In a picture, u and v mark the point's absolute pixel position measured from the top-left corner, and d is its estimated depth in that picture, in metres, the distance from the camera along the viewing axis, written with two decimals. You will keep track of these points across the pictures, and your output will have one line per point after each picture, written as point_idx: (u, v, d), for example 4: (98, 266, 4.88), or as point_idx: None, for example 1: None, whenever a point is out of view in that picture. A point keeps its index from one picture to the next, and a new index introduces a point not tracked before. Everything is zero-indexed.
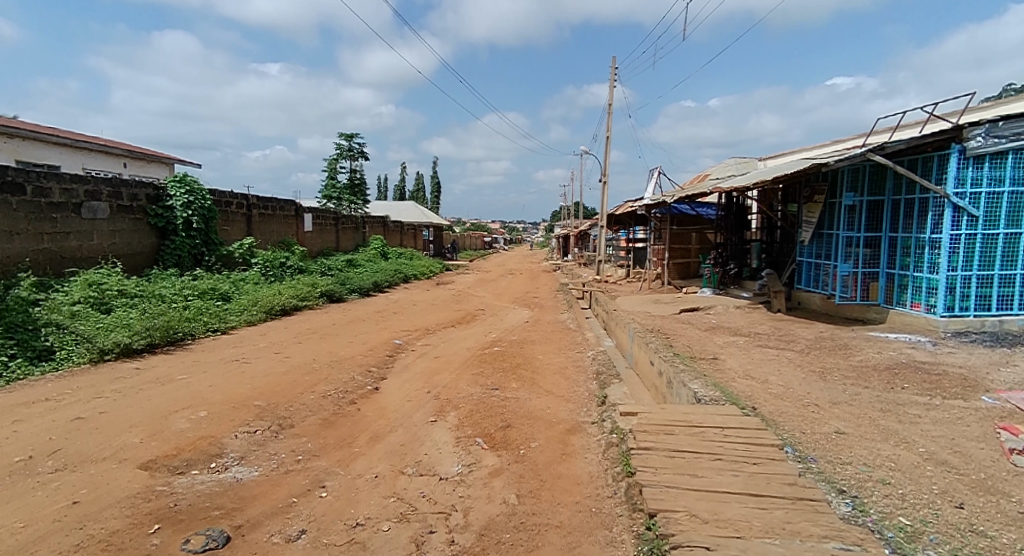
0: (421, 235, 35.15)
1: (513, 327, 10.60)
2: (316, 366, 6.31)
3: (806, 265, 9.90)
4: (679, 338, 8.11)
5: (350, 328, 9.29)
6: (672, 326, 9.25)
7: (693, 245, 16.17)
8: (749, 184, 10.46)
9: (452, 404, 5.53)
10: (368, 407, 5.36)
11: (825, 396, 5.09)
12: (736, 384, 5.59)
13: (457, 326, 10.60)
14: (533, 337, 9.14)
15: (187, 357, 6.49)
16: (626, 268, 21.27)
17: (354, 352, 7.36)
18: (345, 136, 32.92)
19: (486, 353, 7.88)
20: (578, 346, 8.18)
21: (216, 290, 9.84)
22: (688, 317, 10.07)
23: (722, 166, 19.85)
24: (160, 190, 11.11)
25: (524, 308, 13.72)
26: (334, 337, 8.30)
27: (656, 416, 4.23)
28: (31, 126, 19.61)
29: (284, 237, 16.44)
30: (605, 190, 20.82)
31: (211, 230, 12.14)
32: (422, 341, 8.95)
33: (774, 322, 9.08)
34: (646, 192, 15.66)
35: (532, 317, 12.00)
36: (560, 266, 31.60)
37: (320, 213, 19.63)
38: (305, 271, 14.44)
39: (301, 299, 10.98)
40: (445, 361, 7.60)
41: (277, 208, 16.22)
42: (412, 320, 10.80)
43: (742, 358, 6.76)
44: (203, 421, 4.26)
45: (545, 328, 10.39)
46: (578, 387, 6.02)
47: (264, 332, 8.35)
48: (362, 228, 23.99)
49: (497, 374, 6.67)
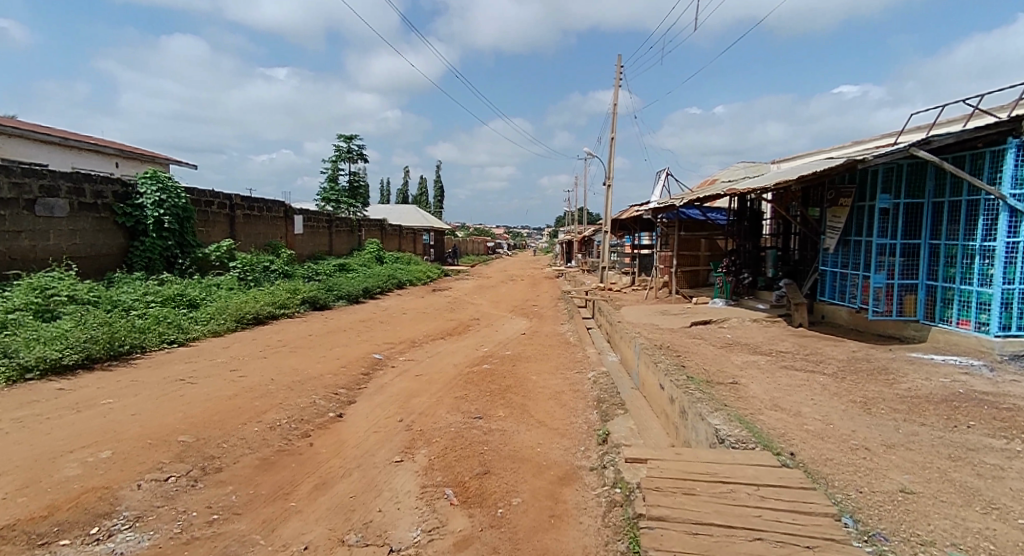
0: (421, 239, 34.41)
1: (508, 340, 9.72)
2: (271, 388, 5.45)
3: (831, 275, 9.01)
4: (692, 356, 7.21)
5: (327, 340, 8.43)
6: (683, 342, 8.34)
7: (703, 252, 15.30)
8: (766, 186, 9.56)
9: (425, 438, 4.65)
10: (325, 441, 4.49)
11: (876, 438, 4.18)
12: (764, 419, 4.68)
13: (447, 338, 9.72)
14: (528, 352, 8.25)
15: (126, 376, 5.63)
16: (631, 276, 20.36)
17: (324, 369, 6.50)
18: (345, 138, 32.30)
19: (474, 371, 7.00)
20: (578, 364, 7.30)
21: (183, 296, 9.03)
22: (700, 331, 9.16)
23: (732, 170, 19.03)
24: (129, 187, 10.34)
25: (522, 318, 12.82)
26: (305, 351, 7.43)
27: (673, 468, 3.35)
28: (20, 125, 18.97)
29: (271, 240, 15.64)
30: (610, 194, 19.98)
31: (186, 232, 11.35)
32: (405, 355, 8.10)
33: (796, 339, 8.15)
34: (653, 195, 14.79)
35: (530, 329, 11.09)
36: (563, 272, 30.78)
37: (313, 216, 18.86)
38: (290, 276, 13.61)
39: (278, 306, 10.13)
40: (427, 380, 6.73)
41: (264, 208, 15.44)
42: (399, 330, 9.94)
43: (767, 384, 5.86)
44: (100, 466, 3.40)
45: (543, 341, 9.49)
46: (575, 418, 5.12)
47: (227, 344, 7.49)
48: (358, 231, 23.19)
49: (483, 398, 5.79)
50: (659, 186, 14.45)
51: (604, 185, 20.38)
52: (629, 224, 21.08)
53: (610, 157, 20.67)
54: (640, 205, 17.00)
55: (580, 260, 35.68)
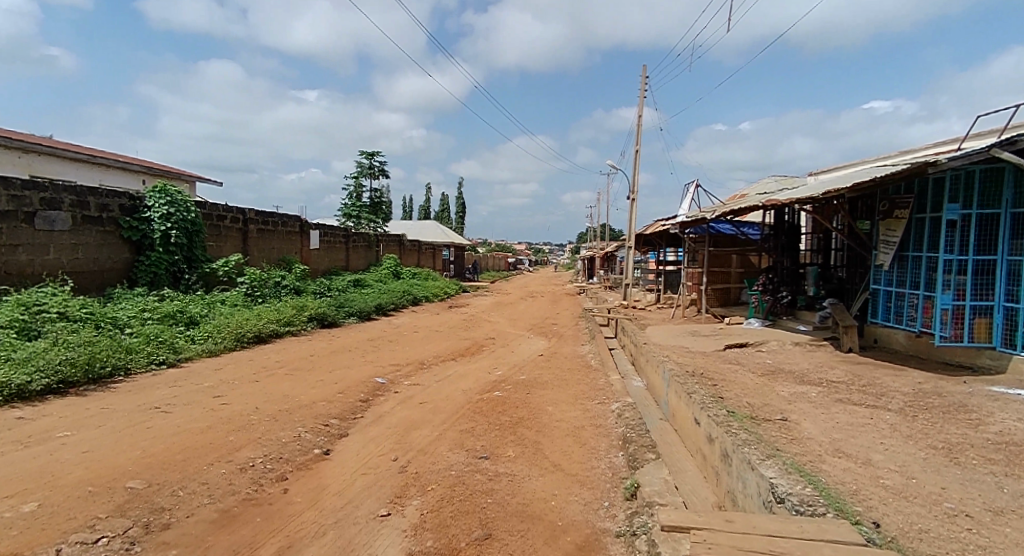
0: (441, 255, 34.05)
1: (524, 363, 8.99)
2: (252, 418, 4.84)
3: (884, 295, 8.11)
4: (730, 385, 6.38)
5: (329, 361, 7.84)
6: (717, 368, 7.49)
7: (734, 268, 14.40)
8: (808, 196, 8.74)
9: (421, 485, 3.96)
10: (303, 486, 3.85)
11: (977, 502, 3.34)
12: (827, 469, 3.86)
13: (459, 359, 9.05)
14: (546, 377, 7.51)
15: (98, 402, 5.10)
16: (656, 293, 19.45)
17: (317, 396, 5.88)
18: (367, 154, 32.38)
19: (484, 400, 6.30)
20: (600, 393, 6.54)
21: (183, 314, 8.59)
22: (736, 356, 8.29)
23: (762, 184, 18.16)
24: (137, 200, 10.08)
25: (540, 338, 12.08)
26: (302, 374, 6.83)
27: (727, 546, 2.59)
28: (50, 143, 19.23)
29: (285, 255, 15.32)
30: (634, 208, 19.24)
31: (194, 246, 11.02)
32: (411, 378, 7.44)
33: (847, 367, 7.23)
34: (681, 208, 14.00)
35: (548, 350, 10.35)
36: (584, 289, 30.01)
37: (329, 231, 18.56)
38: (302, 292, 13.19)
39: (283, 324, 9.64)
40: (431, 408, 6.05)
41: (279, 223, 15.15)
42: (407, 350, 9.32)
43: (823, 422, 5.01)
44: (18, 525, 2.81)
45: (562, 364, 8.75)
46: (597, 461, 4.37)
47: (220, 365, 6.96)
48: (376, 246, 22.84)
49: (491, 432, 5.08)
50: (687, 199, 13.66)
51: (628, 199, 19.67)
52: (654, 239, 20.24)
53: (634, 172, 20.00)
54: (666, 220, 16.21)
55: (601, 276, 34.82)
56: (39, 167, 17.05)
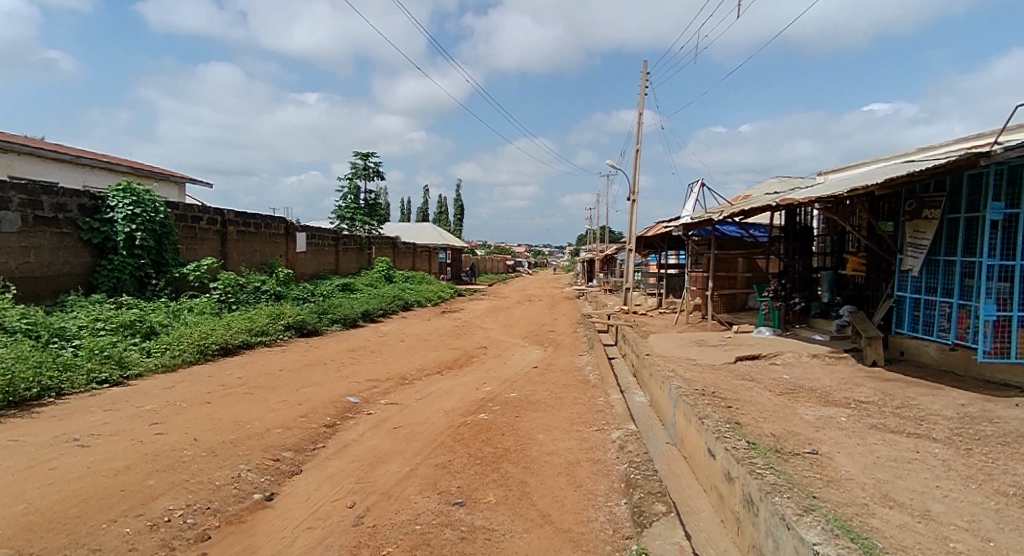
0: (437, 258, 33.29)
1: (517, 377, 8.22)
2: (185, 454, 4.06)
3: (911, 303, 7.41)
4: (746, 407, 5.63)
5: (299, 376, 7.08)
6: (730, 385, 6.73)
7: (741, 272, 13.67)
8: (827, 194, 7.97)
9: (377, 545, 3.19)
10: (227, 549, 3.08)
11: None
12: (879, 527, 3.10)
13: (445, 373, 8.27)
14: (539, 395, 6.75)
15: (7, 433, 4.31)
16: (658, 297, 18.74)
17: (274, 421, 5.10)
18: (362, 155, 31.70)
19: (467, 425, 5.52)
20: (598, 416, 5.77)
21: (142, 324, 7.84)
22: (749, 371, 7.52)
23: (766, 184, 17.50)
24: (99, 200, 9.34)
25: (536, 347, 11.32)
26: (263, 394, 6.06)
27: None
28: (32, 143, 18.48)
29: (268, 258, 14.56)
30: (635, 210, 18.52)
31: (163, 249, 10.28)
32: (390, 396, 6.68)
33: (876, 384, 6.48)
34: (685, 208, 13.25)
35: (543, 361, 9.58)
36: (584, 292, 29.31)
37: (317, 233, 17.81)
38: (283, 298, 12.43)
39: (255, 334, 8.86)
40: (406, 435, 5.28)
41: (262, 224, 14.42)
42: (390, 362, 8.55)
43: (861, 457, 4.26)
44: None
45: (558, 378, 7.98)
46: (595, 512, 3.61)
47: (171, 384, 6.17)
48: (368, 249, 22.09)
49: (471, 469, 4.31)
50: (691, 199, 12.93)
51: (628, 200, 18.96)
52: (655, 241, 19.51)
53: (635, 173, 19.30)
54: (668, 221, 15.49)
55: (600, 279, 34.08)
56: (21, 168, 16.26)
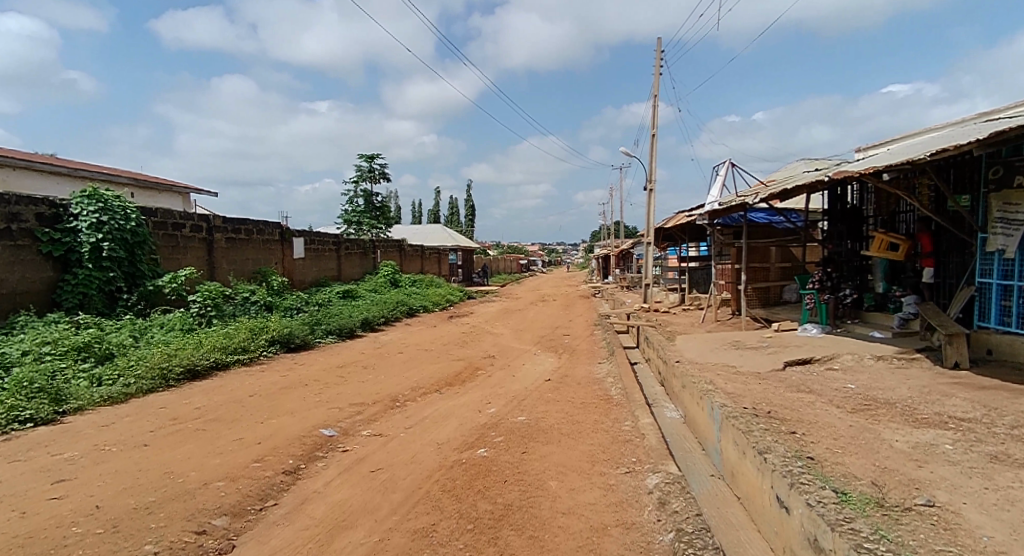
0: (447, 259, 32.33)
1: (526, 394, 7.07)
2: (71, 536, 3.01)
3: (999, 292, 6.14)
4: (816, 434, 4.43)
5: (271, 402, 6.03)
6: (786, 401, 5.50)
7: (774, 262, 12.41)
8: (891, 163, 6.67)
9: None
10: None
11: None
12: None
13: (444, 391, 7.16)
14: (553, 420, 5.62)
15: None
16: (680, 293, 17.47)
17: (216, 471, 4.04)
18: (367, 157, 31.04)
19: (462, 465, 4.41)
20: (626, 450, 4.61)
21: (99, 345, 6.88)
22: (803, 381, 6.28)
23: (790, 168, 16.22)
24: (60, 207, 8.45)
25: (549, 354, 10.16)
26: (218, 431, 5.01)
27: None
28: (30, 156, 17.93)
29: (261, 266, 13.63)
30: (652, 200, 17.30)
31: (136, 260, 9.33)
32: (375, 425, 5.63)
33: (970, 395, 5.21)
34: (710, 194, 12.00)
35: (557, 372, 8.44)
36: (600, 290, 28.06)
37: (316, 238, 16.87)
38: (274, 308, 11.49)
39: (231, 352, 7.84)
40: (385, 481, 4.19)
41: (254, 230, 13.53)
42: (382, 380, 7.49)
43: (1003, 513, 3.03)
44: None
45: (575, 394, 6.81)
46: None
47: (112, 420, 5.16)
48: (372, 252, 21.14)
49: (459, 540, 3.18)
50: (717, 182, 11.67)
51: (644, 191, 17.72)
52: (675, 233, 18.25)
53: (651, 162, 18.08)
54: (691, 209, 14.29)
55: (616, 276, 32.72)
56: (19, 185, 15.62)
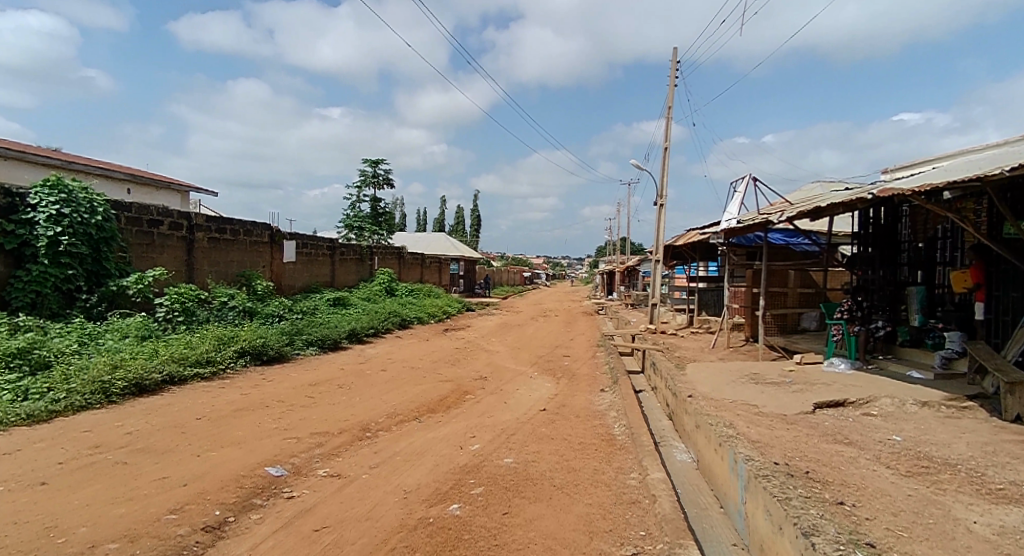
0: (449, 269, 31.58)
1: (517, 428, 6.19)
2: None
3: None
4: (872, 511, 3.53)
5: (219, 429, 5.19)
6: (823, 456, 4.61)
7: (793, 287, 11.54)
8: (947, 180, 5.82)
9: None
10: None
11: None
12: None
13: (424, 420, 6.28)
14: (546, 466, 4.74)
15: None
16: (688, 314, 16.59)
17: (113, 528, 3.19)
18: (371, 162, 30.53)
19: (426, 529, 3.53)
20: (632, 518, 3.72)
21: (36, 352, 6.08)
22: (838, 429, 5.38)
23: (808, 189, 15.44)
24: (16, 197, 7.74)
25: (546, 378, 9.28)
26: (141, 466, 4.17)
27: None
28: (22, 147, 17.35)
29: (246, 269, 12.85)
30: (663, 216, 16.50)
31: (101, 258, 8.57)
32: (334, 463, 4.76)
33: None
34: (727, 210, 11.16)
35: (553, 401, 7.54)
36: (604, 307, 27.17)
37: (309, 242, 16.12)
38: (254, 315, 10.70)
39: (190, 364, 7.01)
40: (328, 547, 3.32)
41: (241, 230, 12.80)
42: (356, 404, 6.64)
43: None
44: None
45: (572, 431, 5.93)
46: None
47: (20, 447, 4.33)
48: (369, 259, 20.37)
49: None
50: (736, 198, 10.86)
51: (654, 207, 16.95)
52: (685, 252, 17.41)
53: (662, 176, 17.34)
54: (705, 227, 13.47)
55: (621, 293, 31.86)
56: (6, 175, 15.05)
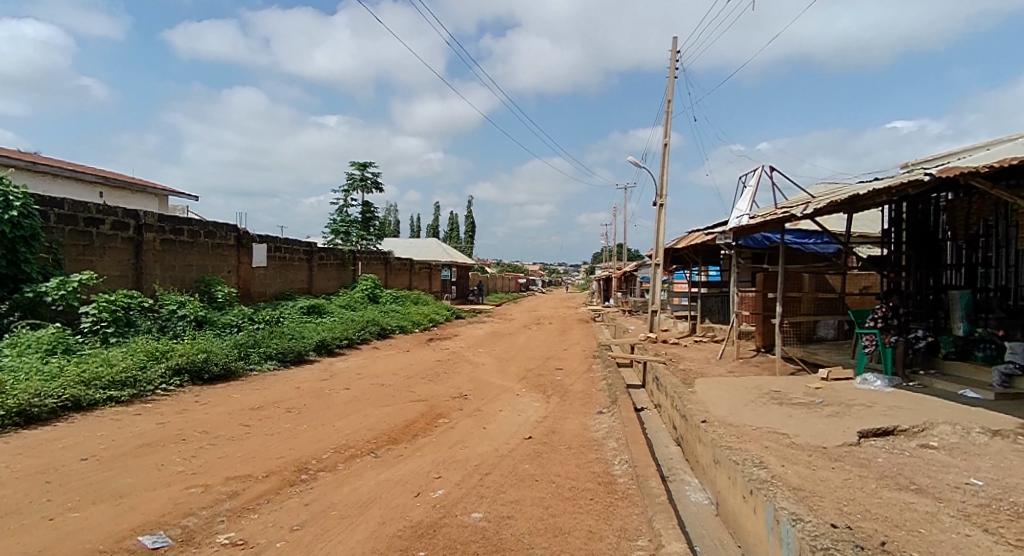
0: (440, 275, 30.44)
1: (494, 463, 5.01)
2: None
3: None
4: None
5: (103, 475, 3.99)
6: (892, 513, 3.46)
7: (807, 293, 10.53)
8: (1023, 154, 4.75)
9: None
10: None
11: None
12: None
13: (381, 455, 5.11)
14: (525, 528, 3.56)
15: None
16: (691, 322, 15.52)
17: None
18: (358, 165, 29.50)
19: None
20: None
21: None
22: (898, 469, 4.25)
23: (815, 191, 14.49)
24: None
25: (535, 396, 8.10)
26: None
27: None
28: None
29: (206, 275, 11.70)
30: (664, 216, 15.42)
31: (19, 260, 7.38)
32: (242, 523, 3.57)
33: None
34: (737, 207, 10.07)
35: (541, 426, 6.38)
36: (602, 314, 26.07)
37: (282, 246, 14.95)
38: (209, 325, 9.54)
39: (102, 386, 5.81)
40: None
41: (201, 231, 11.63)
42: (300, 433, 5.46)
43: None
44: None
45: (562, 470, 4.76)
46: None
47: None
48: (352, 264, 19.24)
49: None
50: (748, 192, 9.77)
51: (653, 207, 15.90)
52: (685, 254, 16.31)
53: (662, 175, 16.32)
54: (710, 227, 12.40)
55: (618, 299, 30.80)
56: None
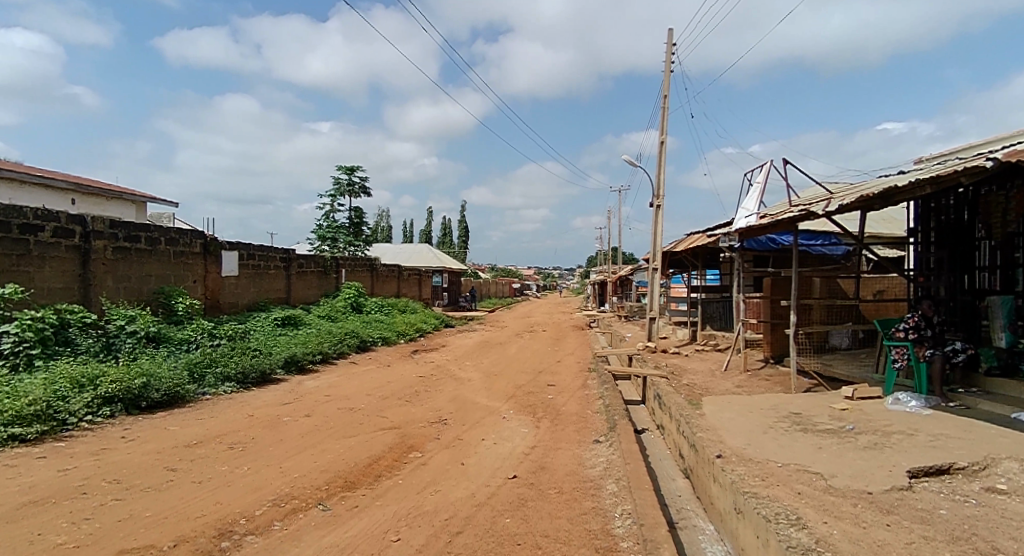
0: (431, 282, 29.52)
1: (468, 516, 4.11)
2: None
3: None
4: None
5: None
6: None
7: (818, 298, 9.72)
8: None
9: None
10: None
11: None
12: None
13: (330, 507, 4.20)
14: None
15: None
16: (691, 329, 14.69)
17: None
18: (346, 169, 28.67)
19: None
20: None
21: None
22: (972, 526, 3.38)
23: None
24: None
25: (523, 420, 7.20)
26: None
27: None
28: None
29: (167, 285, 10.76)
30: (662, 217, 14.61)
31: None
32: None
33: None
34: (744, 205, 9.22)
35: (529, 461, 5.48)
36: (598, 321, 25.20)
37: (256, 253, 14.01)
38: (162, 342, 8.60)
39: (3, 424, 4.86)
40: None
41: (160, 238, 10.68)
42: (235, 479, 4.53)
43: None
44: None
45: (551, 528, 3.86)
46: None
47: None
48: (335, 272, 18.32)
49: None
50: (755, 190, 8.95)
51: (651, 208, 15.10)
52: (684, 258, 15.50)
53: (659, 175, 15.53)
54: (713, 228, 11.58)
55: (614, 305, 29.98)
56: None
